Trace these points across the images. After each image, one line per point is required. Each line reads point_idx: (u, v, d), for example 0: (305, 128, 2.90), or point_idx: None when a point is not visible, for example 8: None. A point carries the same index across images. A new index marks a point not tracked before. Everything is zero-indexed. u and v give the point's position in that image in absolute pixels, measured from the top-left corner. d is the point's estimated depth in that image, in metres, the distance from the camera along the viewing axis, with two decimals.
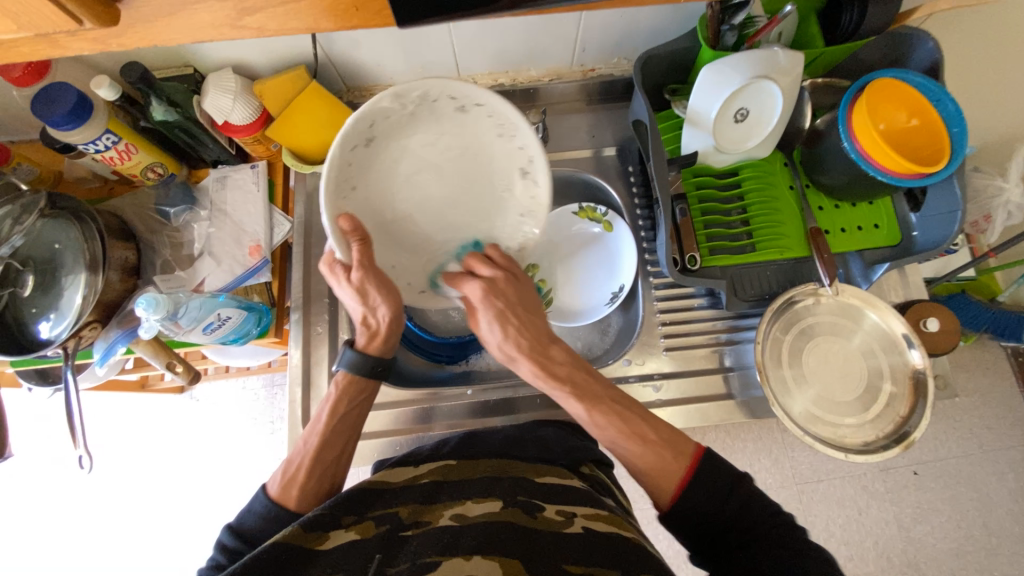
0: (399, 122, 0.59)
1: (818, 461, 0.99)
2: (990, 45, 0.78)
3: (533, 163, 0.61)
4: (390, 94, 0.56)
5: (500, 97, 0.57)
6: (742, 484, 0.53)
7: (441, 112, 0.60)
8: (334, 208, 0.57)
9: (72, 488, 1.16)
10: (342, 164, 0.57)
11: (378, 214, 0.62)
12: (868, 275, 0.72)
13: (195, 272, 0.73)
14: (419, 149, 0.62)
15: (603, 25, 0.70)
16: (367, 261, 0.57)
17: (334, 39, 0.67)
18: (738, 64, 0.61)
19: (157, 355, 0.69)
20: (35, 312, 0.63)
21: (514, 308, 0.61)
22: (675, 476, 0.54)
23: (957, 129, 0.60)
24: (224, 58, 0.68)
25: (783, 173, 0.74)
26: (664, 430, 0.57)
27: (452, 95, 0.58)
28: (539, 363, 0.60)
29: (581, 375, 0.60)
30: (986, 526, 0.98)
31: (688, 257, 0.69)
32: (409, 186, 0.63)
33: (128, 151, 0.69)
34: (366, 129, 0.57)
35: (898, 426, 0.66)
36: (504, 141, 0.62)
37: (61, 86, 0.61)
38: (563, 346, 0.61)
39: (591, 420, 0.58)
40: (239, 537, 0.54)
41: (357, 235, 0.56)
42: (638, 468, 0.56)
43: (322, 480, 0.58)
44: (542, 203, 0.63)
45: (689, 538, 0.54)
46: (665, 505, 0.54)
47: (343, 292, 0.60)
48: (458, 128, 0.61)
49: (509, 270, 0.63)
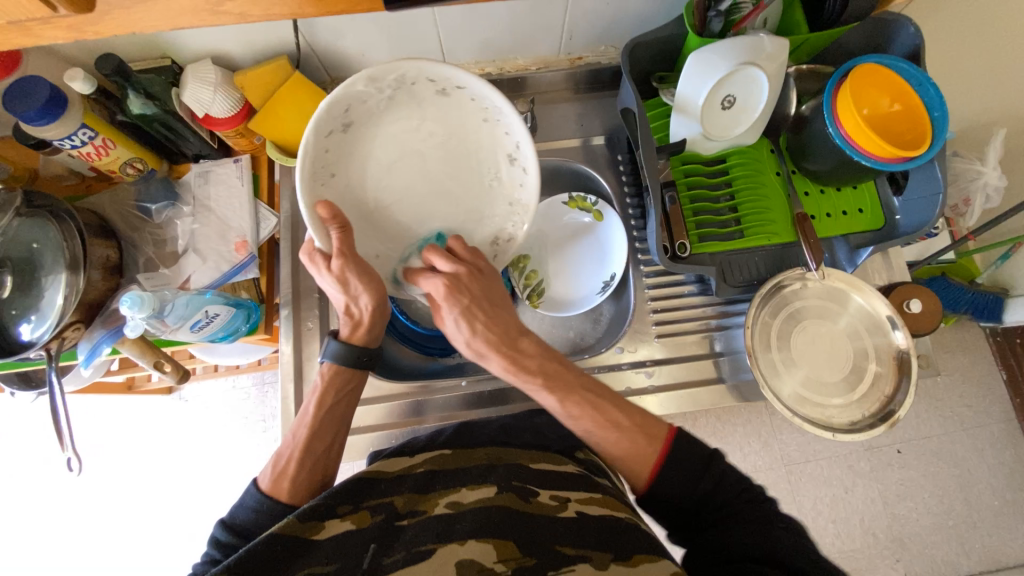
0: (378, 106, 0.59)
1: (805, 442, 1.01)
2: (970, 29, 0.79)
3: (518, 148, 0.61)
4: (366, 77, 0.55)
5: (479, 79, 0.56)
6: (715, 462, 0.53)
7: (422, 96, 0.60)
8: (312, 195, 0.57)
9: (59, 492, 1.14)
10: (318, 151, 0.57)
11: (361, 202, 0.62)
12: (853, 258, 0.73)
13: (179, 270, 0.71)
14: (399, 135, 0.62)
15: (590, 12, 0.69)
16: (347, 248, 0.56)
17: (317, 28, 0.66)
18: (723, 51, 0.61)
19: (143, 354, 0.68)
20: (15, 314, 0.60)
21: (479, 302, 0.60)
22: (649, 459, 0.55)
23: (938, 114, 0.61)
24: (203, 49, 0.67)
25: (770, 160, 0.75)
26: (636, 414, 0.58)
27: (430, 78, 0.57)
28: (509, 358, 0.60)
29: (553, 366, 0.60)
30: (967, 501, 1.01)
31: (678, 244, 0.69)
32: (392, 172, 0.63)
33: (105, 146, 0.66)
34: (341, 114, 0.57)
35: (884, 405, 0.68)
36: (488, 125, 0.62)
37: (33, 79, 0.59)
38: (532, 338, 0.61)
39: (565, 412, 0.58)
40: (232, 531, 0.54)
41: (335, 223, 0.55)
42: (614, 455, 0.57)
43: (312, 473, 0.57)
44: (531, 190, 0.63)
45: (668, 520, 0.54)
46: (641, 488, 0.56)
47: (323, 281, 0.59)
48: (440, 112, 0.61)
49: (471, 263, 0.62)
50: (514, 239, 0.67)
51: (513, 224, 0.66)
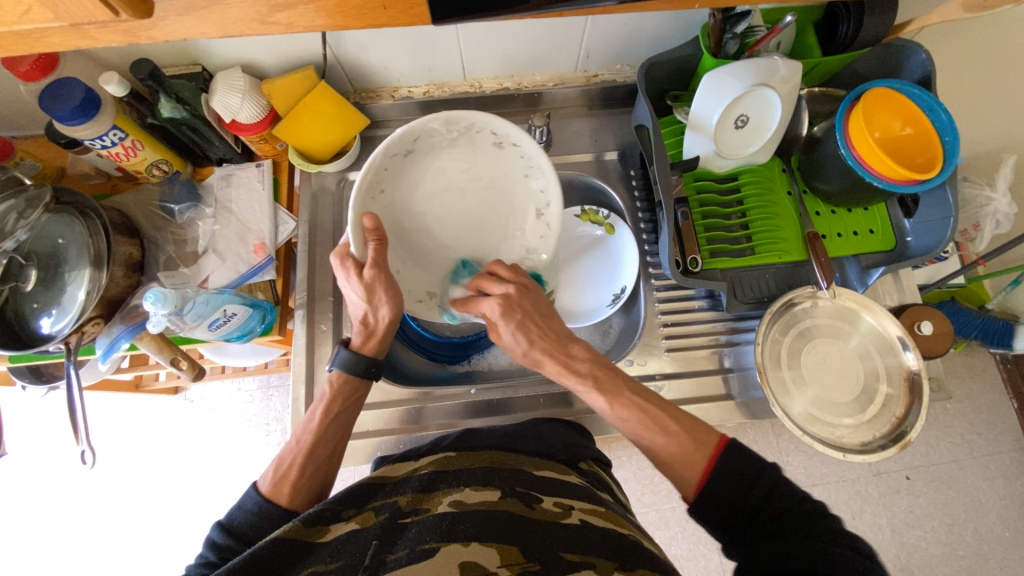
0: (440, 143, 0.61)
1: (812, 465, 1.01)
2: (981, 59, 0.81)
3: (549, 206, 0.64)
4: (442, 118, 0.58)
5: (534, 142, 0.59)
6: (767, 474, 0.52)
7: (479, 145, 0.62)
8: (361, 206, 0.58)
9: (65, 488, 1.15)
10: (379, 167, 0.58)
11: (397, 219, 0.63)
12: (864, 279, 0.74)
13: (199, 269, 0.73)
14: (450, 172, 0.63)
15: (608, 32, 0.71)
16: (380, 261, 0.57)
17: (343, 40, 0.68)
18: (738, 72, 0.63)
19: (162, 350, 0.69)
20: (36, 307, 0.62)
21: (533, 316, 0.61)
22: (697, 468, 0.54)
23: (949, 138, 0.61)
24: (233, 57, 0.69)
25: (782, 179, 0.75)
26: (686, 421, 0.58)
27: (493, 131, 0.59)
28: (562, 364, 0.62)
29: (604, 371, 0.61)
30: (977, 531, 0.99)
31: (690, 259, 0.70)
32: (432, 202, 0.64)
33: (134, 147, 0.69)
34: (408, 142, 0.58)
35: (894, 426, 0.68)
36: (528, 182, 0.64)
37: (71, 82, 0.61)
38: (582, 344, 0.63)
39: (615, 414, 0.60)
40: (229, 533, 0.53)
41: (375, 235, 0.57)
42: (660, 459, 0.57)
43: (313, 480, 0.57)
44: (550, 245, 0.66)
45: (721, 530, 0.52)
46: (691, 496, 0.54)
47: (348, 287, 0.60)
48: (490, 162, 0.63)
49: (518, 282, 0.62)
50: (534, 265, 0.68)
51: (528, 270, 0.68)
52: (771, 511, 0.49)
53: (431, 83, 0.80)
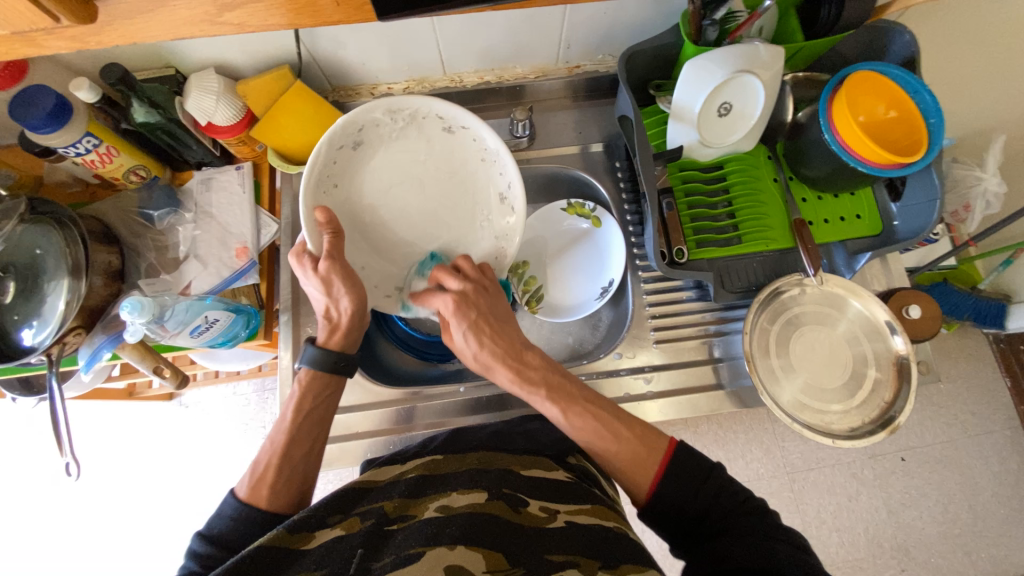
0: (388, 134, 0.64)
1: (807, 450, 1.01)
2: (969, 39, 0.80)
3: (510, 188, 0.66)
4: (384, 106, 0.62)
5: (483, 123, 0.63)
6: (715, 474, 0.51)
7: (428, 132, 0.65)
8: (314, 200, 0.60)
9: (60, 496, 1.15)
10: (328, 160, 0.61)
11: (357, 213, 0.65)
12: (851, 264, 0.72)
13: (181, 275, 0.72)
14: (404, 163, 0.66)
15: (586, 22, 0.70)
16: (336, 252, 0.58)
17: (318, 38, 0.67)
18: (719, 60, 0.62)
19: (144, 359, 0.68)
20: (17, 319, 0.61)
21: (487, 317, 0.60)
22: (650, 468, 0.52)
23: (934, 119, 0.60)
24: (206, 58, 0.68)
25: (767, 166, 0.75)
26: (637, 425, 0.56)
27: (439, 115, 0.64)
28: (513, 370, 0.60)
29: (556, 377, 0.59)
30: (972, 509, 1.00)
31: (676, 250, 0.70)
32: (390, 195, 0.66)
33: (109, 154, 0.67)
34: (354, 132, 0.62)
35: (883, 411, 0.67)
36: (484, 165, 0.67)
37: (42, 88, 0.60)
38: (536, 351, 0.61)
39: (568, 424, 0.56)
40: (208, 541, 0.52)
41: (329, 228, 0.58)
42: (614, 465, 0.54)
43: (292, 478, 0.56)
44: (515, 228, 0.68)
45: (668, 531, 0.51)
46: (644, 499, 0.52)
47: (307, 283, 0.61)
48: (443, 148, 0.66)
49: (478, 281, 0.63)
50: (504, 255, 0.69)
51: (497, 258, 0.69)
52: (714, 514, 0.49)
53: (411, 79, 0.79)
